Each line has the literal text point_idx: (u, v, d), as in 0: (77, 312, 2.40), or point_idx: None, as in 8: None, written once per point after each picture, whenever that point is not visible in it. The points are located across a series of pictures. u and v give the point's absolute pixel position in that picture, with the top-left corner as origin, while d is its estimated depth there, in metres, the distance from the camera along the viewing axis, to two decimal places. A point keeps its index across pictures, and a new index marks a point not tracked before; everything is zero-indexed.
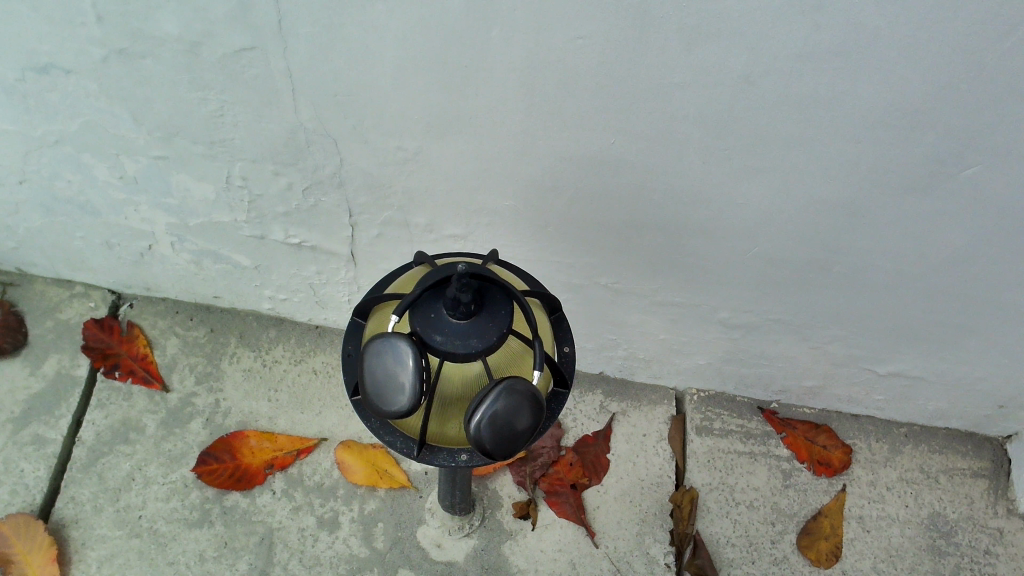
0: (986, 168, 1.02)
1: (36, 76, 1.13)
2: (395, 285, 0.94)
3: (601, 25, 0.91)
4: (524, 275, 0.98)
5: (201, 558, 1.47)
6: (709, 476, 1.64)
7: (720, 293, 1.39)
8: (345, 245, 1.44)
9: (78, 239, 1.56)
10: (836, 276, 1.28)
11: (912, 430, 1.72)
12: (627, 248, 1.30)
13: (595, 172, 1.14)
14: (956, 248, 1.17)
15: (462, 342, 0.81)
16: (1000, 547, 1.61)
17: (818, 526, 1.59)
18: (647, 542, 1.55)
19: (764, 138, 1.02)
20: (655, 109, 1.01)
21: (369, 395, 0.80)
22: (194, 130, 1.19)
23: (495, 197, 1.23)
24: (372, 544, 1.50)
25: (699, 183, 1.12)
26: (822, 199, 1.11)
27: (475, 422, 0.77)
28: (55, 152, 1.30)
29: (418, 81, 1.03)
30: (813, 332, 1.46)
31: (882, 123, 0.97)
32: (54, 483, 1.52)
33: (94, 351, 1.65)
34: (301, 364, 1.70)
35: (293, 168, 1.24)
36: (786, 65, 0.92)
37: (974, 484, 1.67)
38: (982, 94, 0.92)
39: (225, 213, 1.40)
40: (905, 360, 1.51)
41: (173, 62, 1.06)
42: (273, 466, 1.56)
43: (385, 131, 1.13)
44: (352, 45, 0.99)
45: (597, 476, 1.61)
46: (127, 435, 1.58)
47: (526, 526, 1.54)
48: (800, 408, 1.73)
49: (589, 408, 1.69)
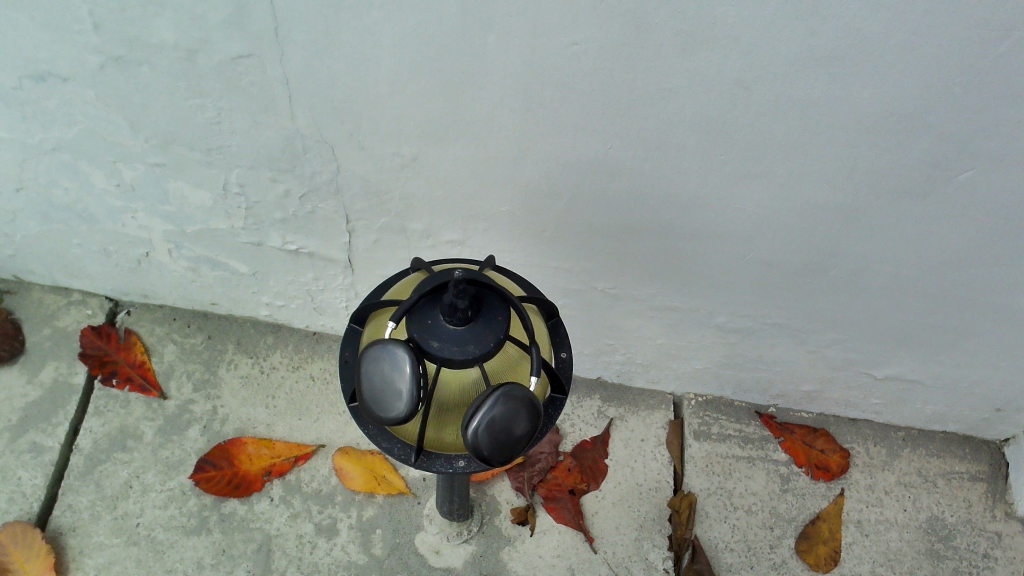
0: (980, 172, 1.02)
1: (34, 84, 1.14)
2: (393, 291, 0.94)
3: (597, 31, 0.91)
4: (521, 281, 0.98)
5: (200, 565, 1.46)
6: (708, 481, 1.64)
7: (717, 297, 1.39)
8: (343, 251, 1.44)
9: (76, 246, 1.56)
10: (832, 280, 1.29)
11: (910, 434, 1.72)
12: (624, 253, 1.31)
13: (592, 177, 1.14)
14: (951, 251, 1.18)
15: (459, 347, 0.81)
16: (999, 550, 1.61)
17: (817, 531, 1.59)
18: (646, 547, 1.54)
19: (759, 142, 1.03)
20: (651, 114, 1.01)
21: (367, 401, 0.80)
22: (192, 137, 1.19)
23: (492, 203, 1.23)
24: (370, 550, 1.50)
25: (696, 188, 1.13)
26: (818, 204, 1.12)
27: (473, 427, 0.77)
28: (52, 160, 1.30)
29: (415, 88, 1.03)
30: (810, 336, 1.46)
31: (876, 127, 0.98)
32: (52, 491, 1.52)
33: (91, 358, 1.65)
34: (299, 371, 1.70)
35: (290, 174, 1.25)
36: (780, 71, 0.92)
37: (972, 487, 1.67)
38: (975, 99, 0.92)
39: (223, 220, 1.40)
40: (902, 364, 1.51)
41: (171, 69, 1.07)
42: (271, 473, 1.56)
43: (382, 138, 1.13)
44: (349, 52, 0.99)
45: (596, 482, 1.61)
46: (124, 442, 1.58)
47: (525, 532, 1.54)
48: (798, 412, 1.73)
49: (587, 413, 1.69)
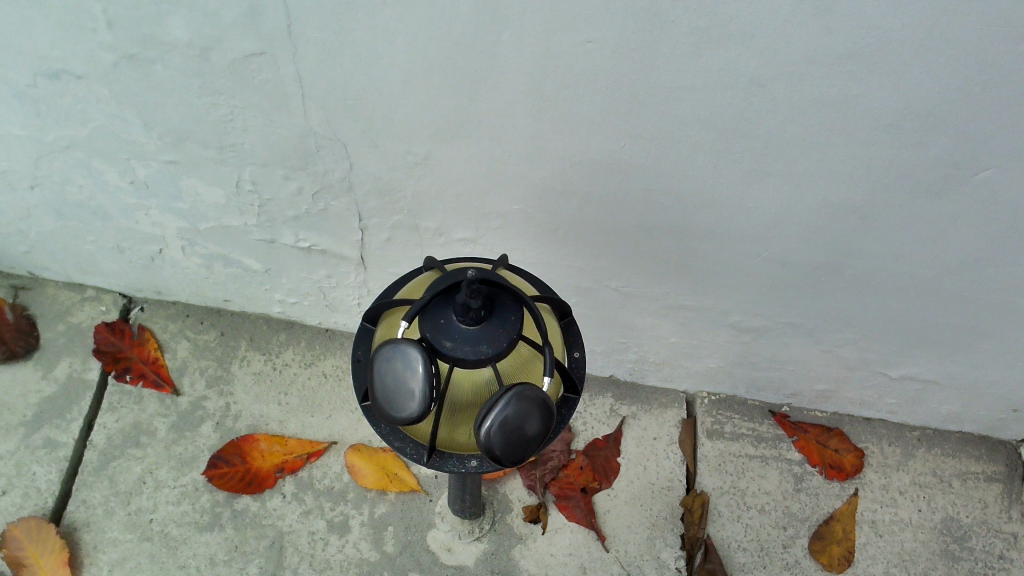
0: (999, 171, 1.01)
1: (47, 81, 1.14)
2: (406, 290, 0.94)
3: (610, 30, 0.91)
4: (534, 280, 0.97)
5: (212, 561, 1.47)
6: (721, 480, 1.62)
7: (730, 296, 1.38)
8: (355, 249, 1.44)
9: (90, 243, 1.57)
10: (848, 279, 1.27)
11: (925, 434, 1.70)
12: (638, 251, 1.30)
13: (604, 176, 1.13)
14: (968, 251, 1.16)
15: (472, 347, 0.80)
16: (1014, 552, 1.59)
17: (830, 531, 1.57)
18: (659, 546, 1.54)
19: (777, 140, 1.01)
20: (666, 113, 1.00)
21: (380, 401, 0.80)
22: (205, 135, 1.19)
23: (506, 201, 1.22)
24: (382, 547, 1.50)
25: (711, 186, 1.11)
26: (834, 204, 1.11)
27: (486, 429, 0.77)
28: (66, 157, 1.31)
29: (427, 85, 1.02)
30: (825, 335, 1.45)
31: (895, 125, 0.96)
32: (66, 487, 1.53)
33: (105, 354, 1.65)
34: (311, 368, 1.70)
35: (302, 171, 1.24)
36: (797, 69, 0.91)
37: (987, 488, 1.65)
38: (995, 98, 0.91)
39: (236, 217, 1.40)
40: (917, 364, 1.49)
41: (184, 68, 1.07)
42: (284, 469, 1.56)
43: (394, 135, 1.12)
44: (361, 50, 0.99)
45: (608, 480, 1.60)
46: (138, 438, 1.59)
47: (537, 530, 1.54)
48: (812, 412, 1.72)
49: (599, 411, 1.69)
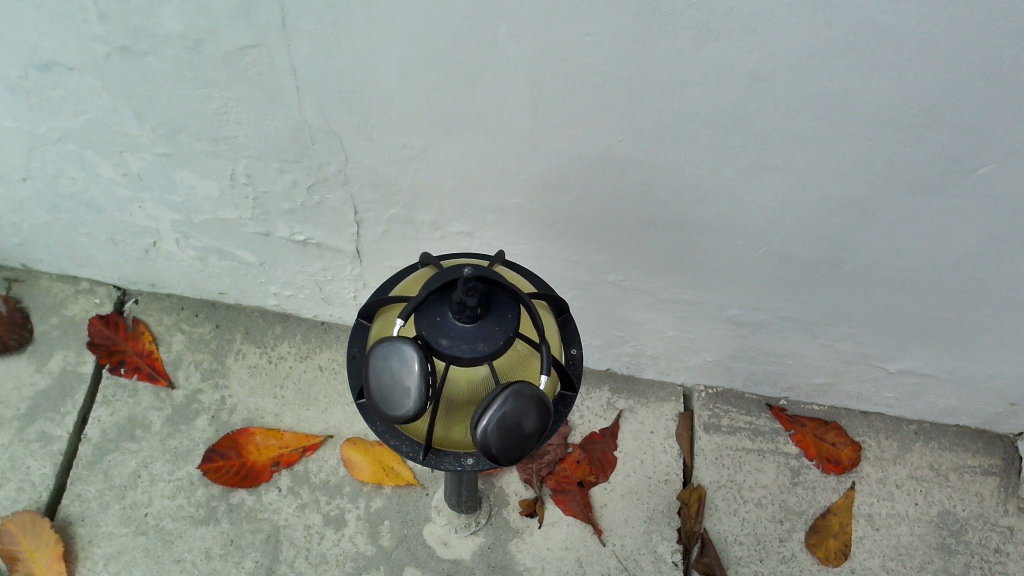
0: (1000, 167, 1.00)
1: (38, 73, 1.12)
2: (400, 287, 0.93)
3: (610, 23, 0.89)
4: (531, 276, 0.96)
5: (208, 555, 1.47)
6: (718, 474, 1.62)
7: (728, 290, 1.37)
8: (352, 242, 1.42)
9: (84, 235, 1.55)
10: (847, 274, 1.27)
11: (922, 428, 1.70)
12: (636, 246, 1.29)
13: (602, 170, 1.12)
14: (968, 246, 1.15)
15: (468, 346, 0.79)
16: (1010, 545, 1.59)
17: (827, 525, 1.57)
18: (655, 540, 1.54)
19: (776, 136, 1.00)
20: (665, 108, 0.99)
21: (375, 399, 0.79)
22: (198, 127, 1.18)
23: (504, 195, 1.21)
24: (378, 541, 1.50)
25: (709, 181, 1.10)
26: (834, 199, 1.10)
27: (483, 427, 0.76)
28: (58, 149, 1.29)
29: (424, 79, 1.01)
30: (824, 330, 1.45)
31: (895, 121, 0.95)
32: (60, 480, 1.52)
33: (99, 347, 1.64)
34: (307, 361, 1.69)
35: (298, 165, 1.23)
36: (798, 63, 0.90)
37: (984, 481, 1.65)
38: (996, 93, 0.90)
39: (230, 211, 1.39)
40: (915, 358, 1.49)
41: (176, 59, 1.05)
42: (279, 463, 1.56)
43: (389, 127, 1.11)
44: (356, 44, 0.97)
45: (605, 474, 1.60)
46: (133, 432, 1.58)
47: (534, 524, 1.54)
48: (810, 405, 1.72)
49: (597, 405, 1.68)
